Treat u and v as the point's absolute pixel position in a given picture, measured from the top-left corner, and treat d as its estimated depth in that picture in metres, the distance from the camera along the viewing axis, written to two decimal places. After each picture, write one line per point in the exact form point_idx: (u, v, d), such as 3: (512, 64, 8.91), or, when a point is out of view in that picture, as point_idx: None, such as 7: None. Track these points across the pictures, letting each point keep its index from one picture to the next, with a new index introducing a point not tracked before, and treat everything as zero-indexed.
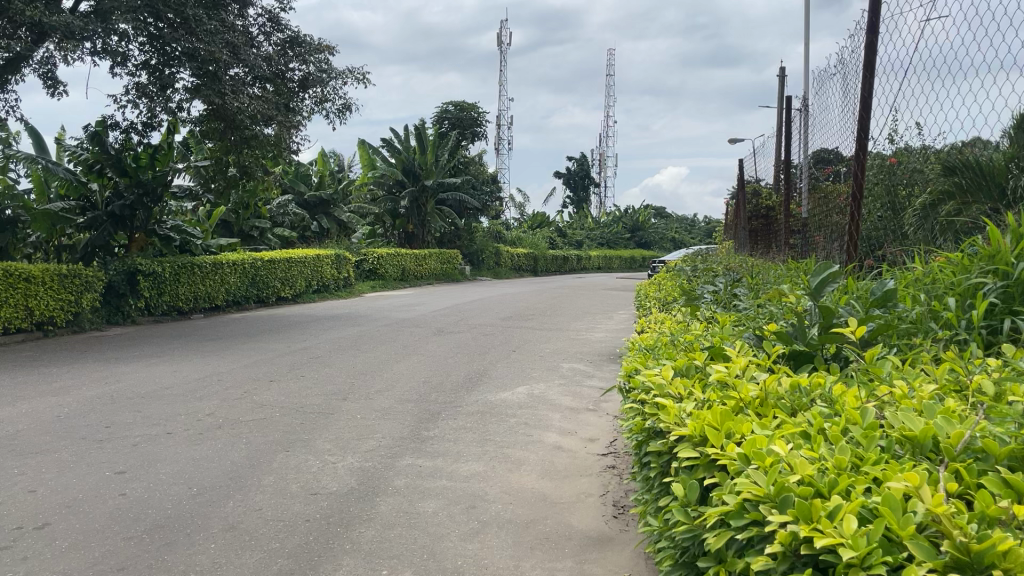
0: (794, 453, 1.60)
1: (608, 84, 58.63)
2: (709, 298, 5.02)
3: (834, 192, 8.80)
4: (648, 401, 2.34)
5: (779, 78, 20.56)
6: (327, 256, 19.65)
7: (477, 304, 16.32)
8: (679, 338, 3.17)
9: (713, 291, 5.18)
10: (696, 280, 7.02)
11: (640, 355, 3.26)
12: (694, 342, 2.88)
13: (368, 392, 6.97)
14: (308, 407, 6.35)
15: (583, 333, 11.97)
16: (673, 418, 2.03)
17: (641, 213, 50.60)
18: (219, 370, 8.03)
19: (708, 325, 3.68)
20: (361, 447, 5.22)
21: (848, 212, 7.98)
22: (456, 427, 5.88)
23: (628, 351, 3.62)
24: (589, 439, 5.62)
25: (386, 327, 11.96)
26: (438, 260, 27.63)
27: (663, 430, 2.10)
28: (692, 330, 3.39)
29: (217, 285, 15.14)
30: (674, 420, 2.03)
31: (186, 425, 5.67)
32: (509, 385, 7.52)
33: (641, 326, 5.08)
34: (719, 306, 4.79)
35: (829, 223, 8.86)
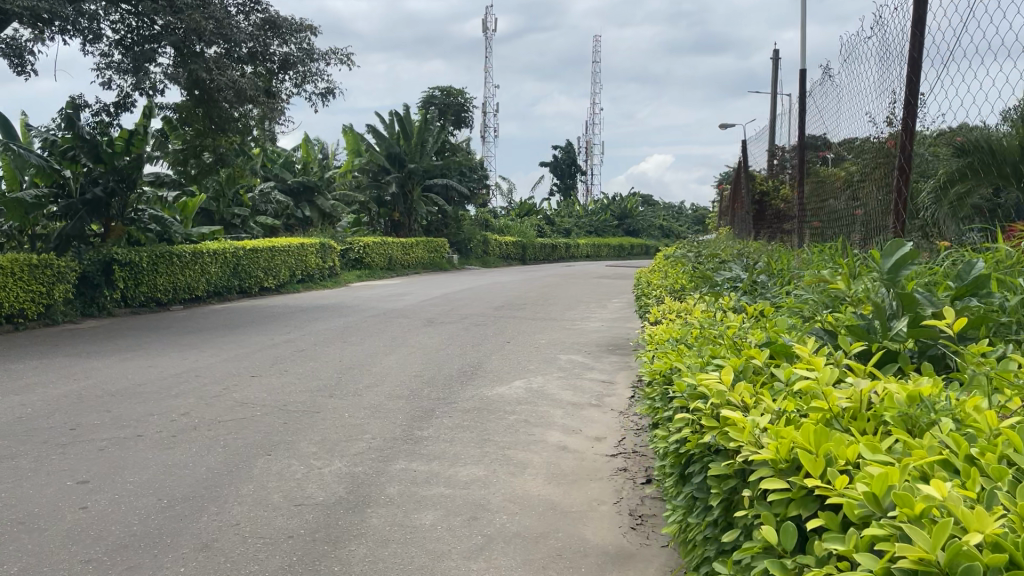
0: (953, 498, 1.23)
1: (594, 71, 58.23)
2: (731, 285, 4.61)
3: (828, 176, 8.57)
4: (700, 410, 1.94)
5: (773, 62, 20.20)
6: (311, 245, 19.15)
7: (467, 293, 15.89)
8: (716, 335, 2.77)
9: (733, 277, 4.77)
10: (704, 266, 6.65)
11: (669, 355, 2.84)
12: (740, 339, 2.48)
13: (356, 388, 6.55)
14: (292, 405, 5.92)
15: (578, 322, 11.59)
16: (745, 435, 1.64)
17: (629, 200, 50.25)
18: (197, 365, 7.58)
19: (743, 317, 3.28)
20: (349, 450, 4.80)
21: (848, 196, 7.69)
22: (452, 426, 5.46)
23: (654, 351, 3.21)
24: (595, 438, 5.22)
25: (373, 318, 11.53)
26: (426, 248, 27.18)
27: (729, 448, 1.71)
28: (727, 324, 2.99)
29: (197, 275, 14.64)
30: (746, 436, 1.64)
31: (159, 426, 5.23)
32: (505, 379, 7.11)
33: (654, 315, 4.70)
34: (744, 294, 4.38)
35: (826, 207, 8.61)
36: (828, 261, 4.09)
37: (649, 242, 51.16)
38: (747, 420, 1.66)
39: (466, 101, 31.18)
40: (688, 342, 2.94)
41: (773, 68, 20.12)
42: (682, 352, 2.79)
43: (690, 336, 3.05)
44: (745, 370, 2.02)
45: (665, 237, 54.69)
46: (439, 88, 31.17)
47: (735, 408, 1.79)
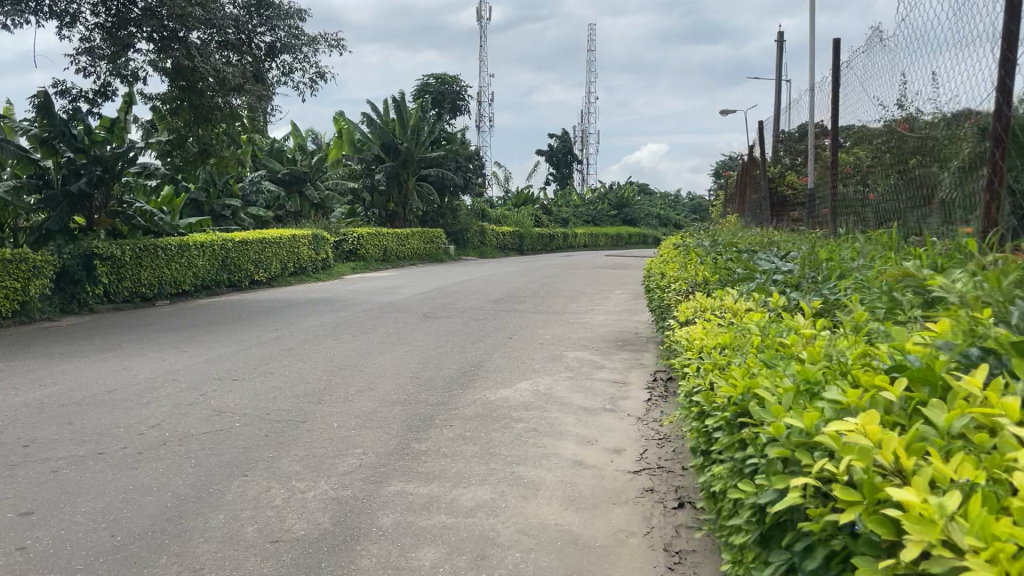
0: None
1: (590, 59, 57.54)
2: (777, 278, 4.05)
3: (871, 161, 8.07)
4: (826, 465, 1.56)
5: (779, 44, 19.63)
6: (303, 236, 18.52)
7: (464, 286, 15.30)
8: (790, 340, 2.34)
9: (776, 270, 4.21)
10: (727, 261, 6.10)
11: (729, 366, 2.41)
12: (834, 351, 2.07)
13: (347, 392, 5.97)
14: (275, 414, 5.34)
15: (582, 316, 11.02)
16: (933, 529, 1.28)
17: (626, 189, 49.62)
18: (175, 367, 6.99)
19: (809, 318, 2.81)
20: (337, 469, 4.22)
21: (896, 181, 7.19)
22: (453, 437, 4.89)
23: (704, 359, 2.74)
24: (613, 451, 4.65)
25: (367, 313, 10.94)
26: (422, 239, 26.54)
27: (897, 536, 1.35)
28: (797, 328, 2.54)
29: (184, 270, 14.02)
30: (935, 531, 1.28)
31: (125, 441, 4.65)
32: (509, 380, 6.54)
33: (683, 317, 4.13)
34: (791, 288, 3.83)
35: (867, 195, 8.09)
36: (889, 256, 3.57)
37: (647, 231, 50.59)
38: (932, 507, 1.29)
39: (460, 89, 30.57)
40: (745, 347, 2.52)
41: (779, 52, 19.52)
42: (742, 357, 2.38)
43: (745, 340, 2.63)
44: (875, 409, 1.63)
45: (663, 227, 54.13)
46: (433, 75, 30.54)
47: (891, 478, 1.42)
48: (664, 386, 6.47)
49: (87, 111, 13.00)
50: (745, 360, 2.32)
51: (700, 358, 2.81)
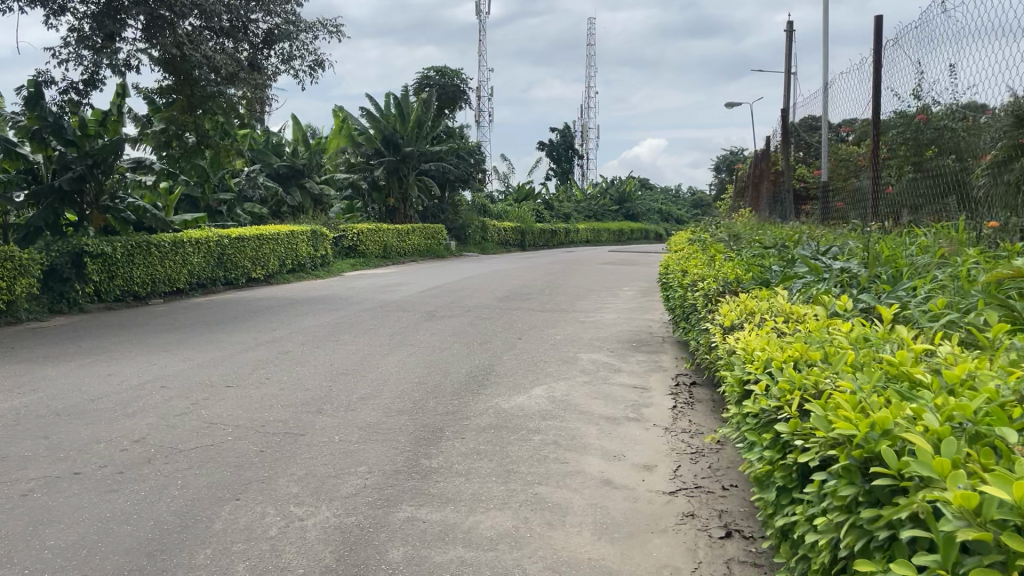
0: None
1: (590, 53, 57.10)
2: (832, 273, 3.67)
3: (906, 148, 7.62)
4: None
5: (788, 34, 19.24)
6: (301, 232, 18.07)
7: (467, 283, 14.87)
8: (904, 369, 2.02)
9: (829, 266, 3.82)
10: (764, 258, 5.70)
11: (827, 392, 2.06)
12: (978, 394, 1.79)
13: (348, 400, 5.54)
14: (270, 426, 4.90)
15: (592, 315, 10.58)
16: None
17: (627, 184, 49.16)
18: (165, 372, 6.56)
19: (896, 331, 2.49)
20: (339, 491, 3.79)
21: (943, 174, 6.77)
22: (466, 452, 4.46)
23: (781, 374, 2.37)
24: (643, 467, 4.23)
25: (368, 312, 10.49)
26: (422, 235, 26.09)
27: None
28: (898, 349, 2.21)
29: (178, 267, 13.58)
30: None
31: (105, 459, 4.22)
32: (523, 386, 6.11)
33: (728, 323, 3.69)
34: (850, 286, 3.45)
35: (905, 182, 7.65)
36: (960, 256, 3.25)
37: (648, 226, 50.16)
38: None
39: (460, 83, 30.14)
40: (827, 366, 2.23)
41: (788, 42, 19.08)
42: (831, 379, 2.10)
43: (820, 357, 2.34)
44: None
45: (665, 222, 53.72)
46: (433, 68, 30.07)
47: None
48: (688, 392, 6.04)
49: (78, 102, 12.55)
50: (839, 384, 2.04)
51: (760, 373, 2.50)
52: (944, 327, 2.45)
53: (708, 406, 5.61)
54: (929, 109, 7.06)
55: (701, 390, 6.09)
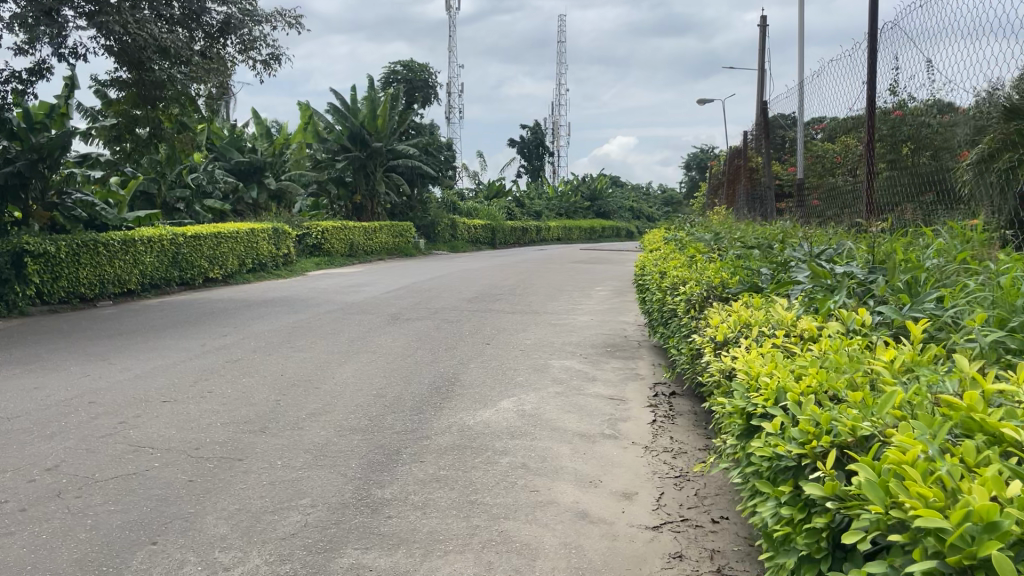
0: None
1: (561, 51, 56.80)
2: (841, 277, 3.25)
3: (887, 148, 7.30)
4: None
5: (761, 29, 19.05)
6: (263, 230, 17.42)
7: (435, 283, 14.36)
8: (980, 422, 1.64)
9: (832, 269, 3.39)
10: (753, 259, 5.28)
11: (885, 448, 1.66)
12: None
13: (296, 418, 5.02)
14: (205, 450, 4.37)
15: (563, 317, 10.13)
16: None
17: (599, 181, 48.85)
18: (98, 385, 6.00)
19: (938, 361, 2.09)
20: (275, 532, 3.29)
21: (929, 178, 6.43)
22: (424, 479, 3.97)
23: (807, 409, 1.94)
24: (623, 496, 3.78)
25: (328, 315, 9.94)
26: (390, 232, 25.50)
27: None
28: (962, 391, 1.81)
29: (129, 267, 12.90)
30: None
31: (9, 493, 3.69)
32: (489, 398, 5.64)
33: (720, 337, 3.24)
34: (862, 293, 3.03)
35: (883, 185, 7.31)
36: (987, 262, 2.87)
37: (619, 224, 49.94)
38: None
39: (429, 77, 29.60)
40: (867, 409, 1.83)
41: (760, 37, 18.88)
42: (879, 434, 1.71)
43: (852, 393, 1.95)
44: None
45: (635, 220, 53.54)
46: (401, 63, 29.47)
47: None
48: (668, 404, 5.60)
49: (21, 93, 11.81)
50: (895, 442, 1.65)
51: (772, 407, 2.08)
52: (991, 350, 2.10)
53: (690, 420, 5.17)
54: (906, 104, 6.75)
55: (682, 402, 5.65)
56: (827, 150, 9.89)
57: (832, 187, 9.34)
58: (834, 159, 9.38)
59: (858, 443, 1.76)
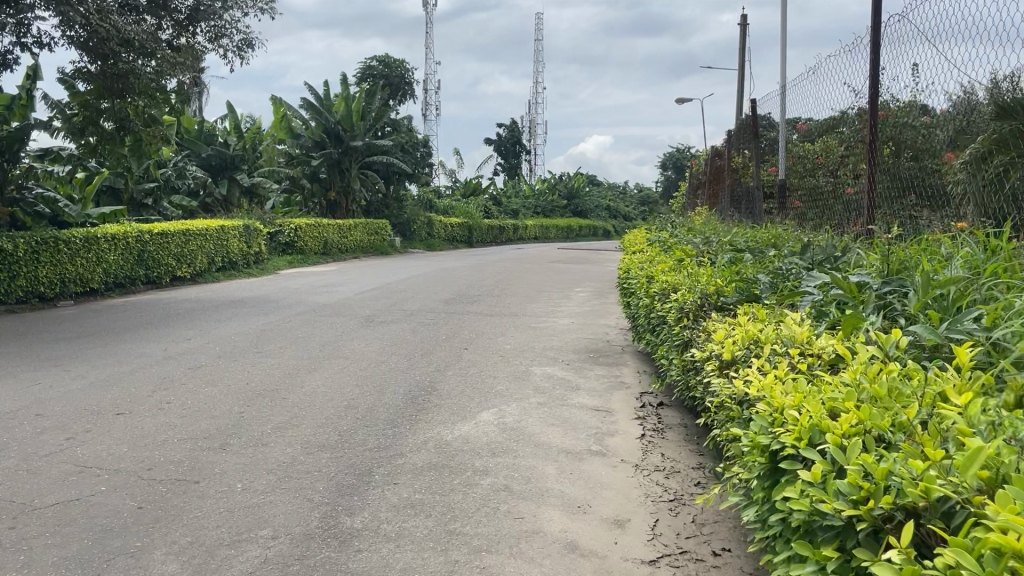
0: None
1: (539, 49, 56.58)
2: (860, 289, 2.97)
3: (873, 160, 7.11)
4: None
5: (741, 28, 18.95)
6: (234, 228, 16.93)
7: (411, 283, 14.01)
8: None
9: (849, 280, 3.12)
10: (750, 265, 5.01)
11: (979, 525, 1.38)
12: None
13: (260, 433, 4.66)
14: (158, 471, 4.01)
15: (543, 320, 9.82)
16: None
17: (576, 179, 48.67)
18: (48, 394, 5.60)
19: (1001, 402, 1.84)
20: (230, 571, 2.95)
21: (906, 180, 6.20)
22: (398, 504, 3.64)
23: (862, 460, 1.66)
24: (615, 523, 3.47)
25: (299, 316, 9.55)
26: (365, 230, 25.05)
27: None
28: None
29: (92, 265, 12.38)
30: None
31: None
32: (468, 410, 5.32)
33: (727, 356, 2.94)
34: (885, 310, 2.76)
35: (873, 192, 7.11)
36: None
37: (597, 223, 49.80)
38: None
39: (405, 74, 29.20)
40: (937, 464, 1.57)
41: (741, 37, 18.80)
42: (959, 500, 1.46)
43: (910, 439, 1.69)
44: None
45: (613, 219, 53.44)
46: (377, 58, 29.04)
47: None
48: (657, 417, 5.31)
49: None
50: (991, 518, 1.37)
51: (811, 452, 1.79)
52: None
53: (681, 435, 4.89)
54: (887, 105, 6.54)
55: (672, 414, 5.36)
56: (805, 150, 9.72)
57: (814, 189, 9.16)
58: (815, 160, 9.21)
59: (929, 505, 1.51)
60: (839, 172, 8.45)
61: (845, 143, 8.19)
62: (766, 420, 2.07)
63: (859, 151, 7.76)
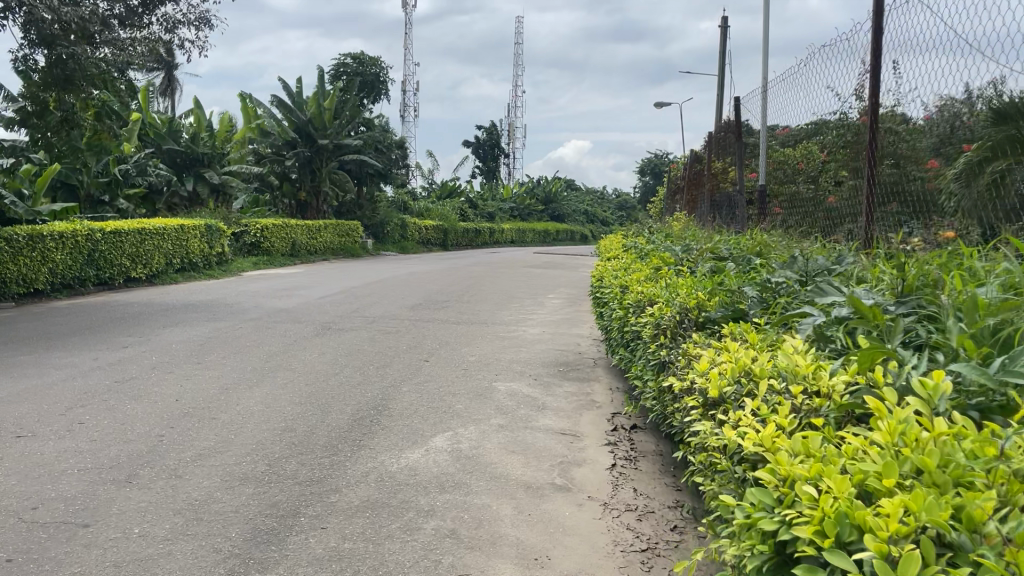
0: None
1: (518, 53, 56.25)
2: (879, 313, 2.46)
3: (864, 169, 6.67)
4: None
5: (723, 31, 18.62)
6: (194, 227, 16.21)
7: (378, 287, 13.41)
8: None
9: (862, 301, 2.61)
10: (734, 275, 4.50)
11: None
12: None
13: (176, 462, 4.06)
14: (44, 512, 3.41)
15: (513, 329, 9.27)
16: None
17: (554, 184, 48.22)
18: None
19: None
20: None
21: None
22: (322, 556, 3.08)
23: None
24: None
25: (251, 322, 8.93)
26: (335, 231, 24.38)
27: None
28: None
29: (37, 264, 11.63)
30: None
31: None
32: (420, 434, 4.75)
33: (713, 393, 2.39)
34: (915, 342, 2.26)
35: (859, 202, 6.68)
36: None
37: (574, 228, 49.41)
38: None
39: (379, 72, 28.59)
40: None
41: (722, 39, 18.52)
42: None
43: (993, 555, 1.24)
44: None
45: (590, 224, 53.10)
46: (350, 56, 28.40)
47: None
48: (629, 443, 4.77)
49: None
50: None
51: (853, 564, 1.31)
52: None
53: (655, 466, 4.35)
54: None
55: (646, 439, 4.83)
56: (783, 158, 9.32)
57: (794, 195, 8.72)
58: (796, 166, 8.77)
59: None
60: (820, 178, 8.02)
61: (826, 149, 7.78)
62: (771, 495, 1.57)
63: (841, 156, 7.35)
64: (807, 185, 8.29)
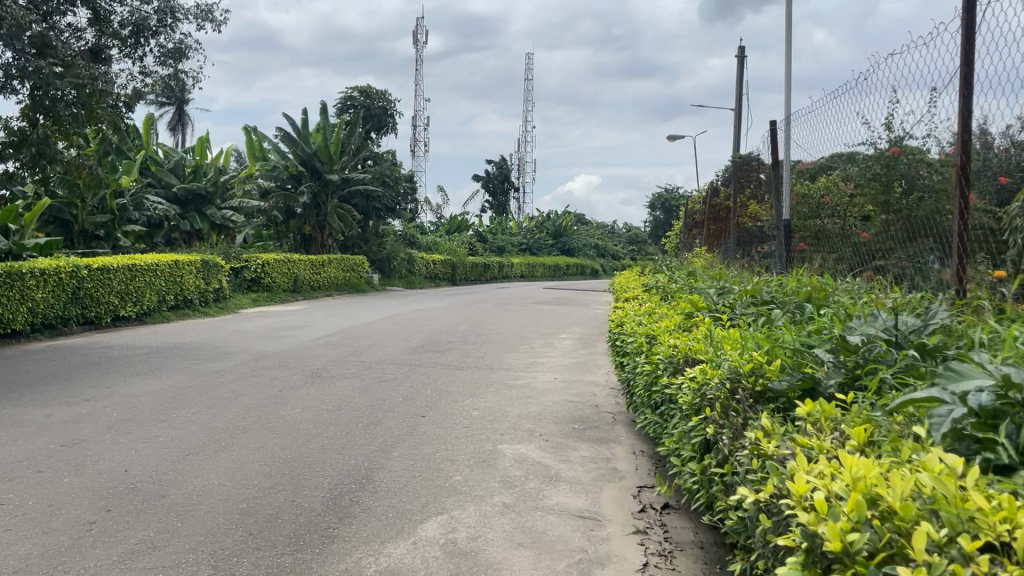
0: None
1: (528, 89, 56.09)
2: None
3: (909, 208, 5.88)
4: None
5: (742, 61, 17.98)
6: (188, 263, 15.53)
7: (378, 326, 12.61)
8: None
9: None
10: (791, 327, 3.70)
11: None
12: None
13: (97, 565, 3.24)
14: None
15: (521, 375, 8.43)
16: None
17: (565, 219, 47.54)
18: None
19: None
20: None
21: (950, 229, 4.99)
22: None
23: None
24: None
25: (235, 369, 8.13)
26: (339, 266, 23.67)
27: None
28: None
29: (15, 303, 10.92)
30: None
31: None
32: (408, 519, 3.92)
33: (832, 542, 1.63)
34: None
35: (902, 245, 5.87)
36: None
37: (585, 262, 48.63)
38: None
39: (387, 105, 28.07)
40: None
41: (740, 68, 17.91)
42: None
43: None
44: None
45: (600, 258, 52.38)
46: (358, 89, 28.01)
47: None
48: (663, 530, 3.94)
49: None
50: None
51: None
52: None
53: (699, 565, 3.52)
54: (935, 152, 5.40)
55: (682, 525, 4.00)
56: (803, 191, 8.51)
57: (819, 232, 7.93)
58: (821, 199, 7.97)
59: None
60: (847, 212, 7.22)
61: (851, 182, 7.02)
62: None
63: (872, 189, 6.56)
64: (834, 223, 7.51)
